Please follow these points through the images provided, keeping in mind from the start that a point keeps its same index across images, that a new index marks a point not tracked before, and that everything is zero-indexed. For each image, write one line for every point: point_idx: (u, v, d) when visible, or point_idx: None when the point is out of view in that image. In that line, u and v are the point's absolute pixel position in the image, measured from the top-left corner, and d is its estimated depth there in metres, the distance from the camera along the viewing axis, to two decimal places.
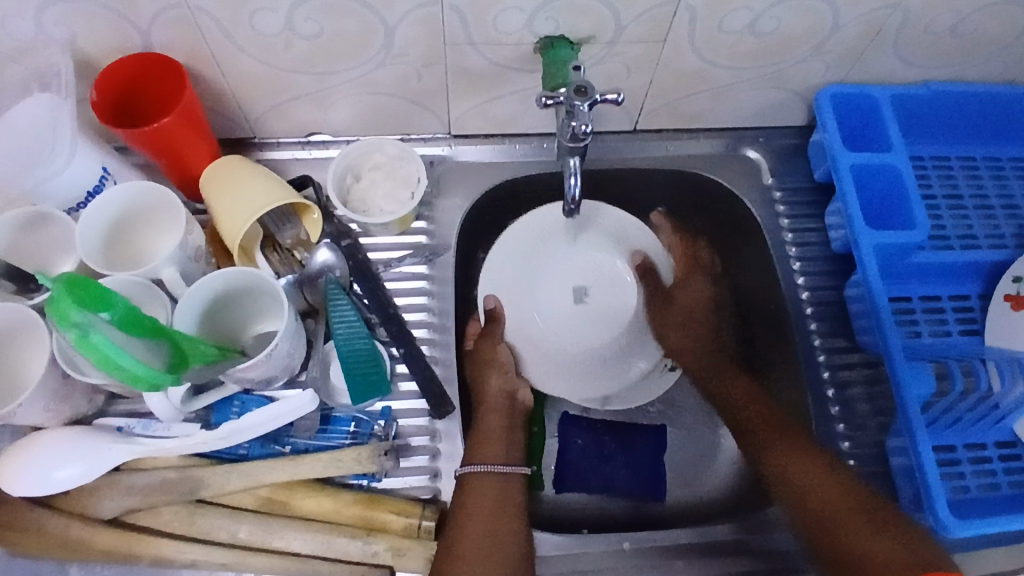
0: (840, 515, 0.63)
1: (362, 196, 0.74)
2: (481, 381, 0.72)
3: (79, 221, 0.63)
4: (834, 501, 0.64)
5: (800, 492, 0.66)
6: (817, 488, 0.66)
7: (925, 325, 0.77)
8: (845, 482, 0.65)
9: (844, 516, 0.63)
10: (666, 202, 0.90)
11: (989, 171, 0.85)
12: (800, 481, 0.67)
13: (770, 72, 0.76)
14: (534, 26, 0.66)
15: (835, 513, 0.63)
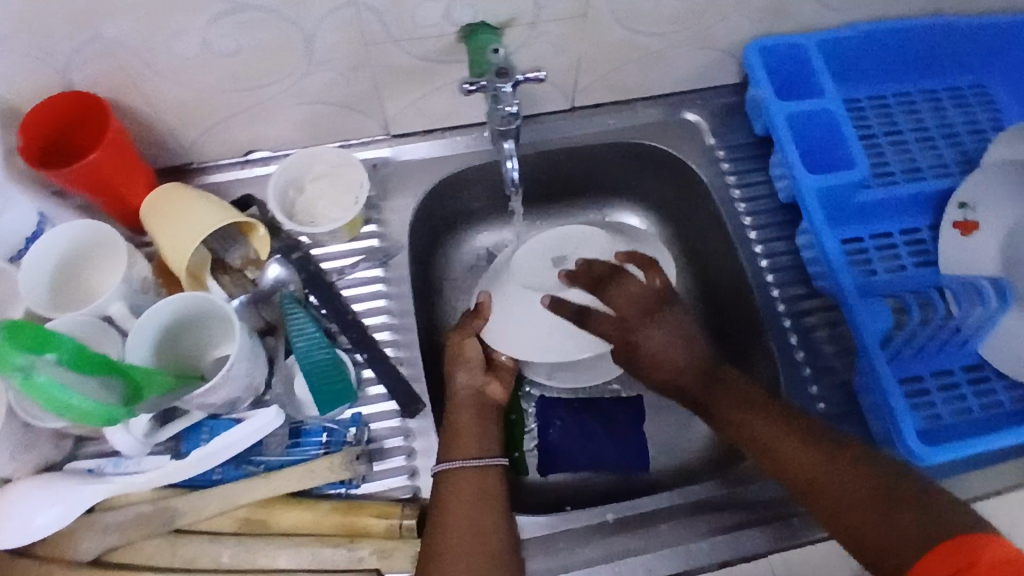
0: (824, 480, 0.60)
1: (308, 208, 0.74)
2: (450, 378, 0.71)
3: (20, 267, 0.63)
4: (814, 465, 0.61)
5: (781, 462, 0.63)
6: (793, 454, 0.63)
7: (880, 263, 0.78)
8: (816, 441, 0.63)
9: (830, 479, 0.60)
10: (615, 175, 0.91)
11: (925, 105, 0.86)
12: (784, 454, 0.63)
13: (696, 34, 0.76)
14: (453, 17, 0.65)
15: (815, 476, 0.61)
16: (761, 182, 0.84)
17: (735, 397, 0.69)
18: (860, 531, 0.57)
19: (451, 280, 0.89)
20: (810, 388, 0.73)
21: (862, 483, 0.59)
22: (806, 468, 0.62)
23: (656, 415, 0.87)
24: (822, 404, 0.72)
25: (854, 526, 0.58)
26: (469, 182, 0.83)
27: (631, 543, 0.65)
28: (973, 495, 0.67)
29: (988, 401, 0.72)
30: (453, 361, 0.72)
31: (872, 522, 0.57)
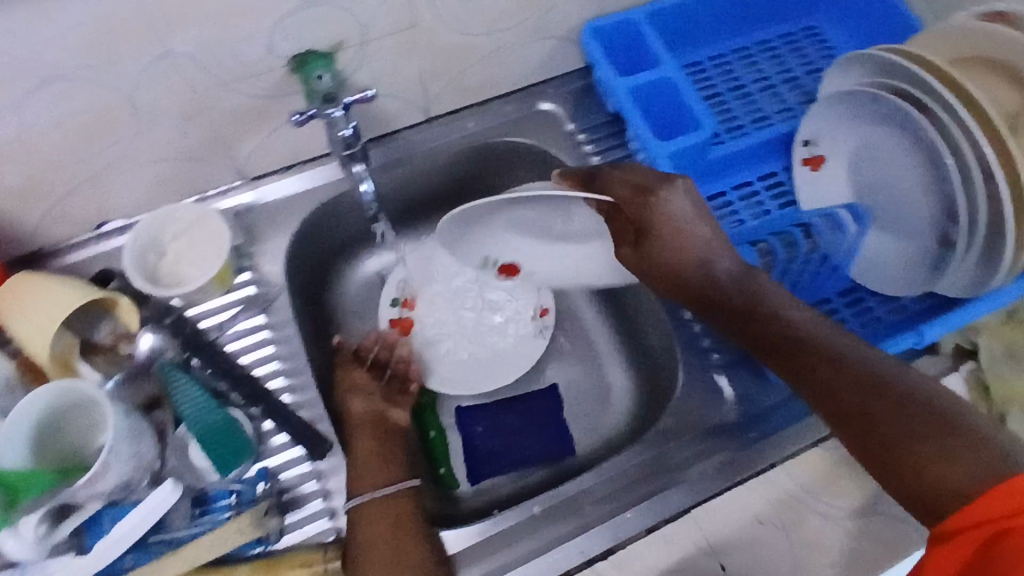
0: (874, 405, 0.55)
1: (173, 269, 0.71)
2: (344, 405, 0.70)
3: None
4: (862, 388, 0.56)
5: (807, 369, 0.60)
6: (819, 361, 0.60)
7: (746, 211, 0.81)
8: (866, 371, 0.57)
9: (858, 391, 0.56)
10: (487, 176, 0.91)
11: (763, 55, 0.90)
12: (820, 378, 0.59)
13: (529, 26, 0.78)
14: (276, 50, 0.65)
15: (869, 403, 0.55)
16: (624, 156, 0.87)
17: (785, 324, 0.65)
18: (885, 446, 0.53)
19: (345, 310, 0.88)
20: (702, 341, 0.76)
21: (911, 422, 0.52)
22: (829, 373, 0.59)
23: (573, 399, 0.87)
24: (717, 355, 0.76)
25: (912, 460, 0.51)
26: (339, 212, 0.82)
27: (560, 530, 0.66)
28: None
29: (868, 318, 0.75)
30: (347, 389, 0.72)
31: (914, 441, 0.51)
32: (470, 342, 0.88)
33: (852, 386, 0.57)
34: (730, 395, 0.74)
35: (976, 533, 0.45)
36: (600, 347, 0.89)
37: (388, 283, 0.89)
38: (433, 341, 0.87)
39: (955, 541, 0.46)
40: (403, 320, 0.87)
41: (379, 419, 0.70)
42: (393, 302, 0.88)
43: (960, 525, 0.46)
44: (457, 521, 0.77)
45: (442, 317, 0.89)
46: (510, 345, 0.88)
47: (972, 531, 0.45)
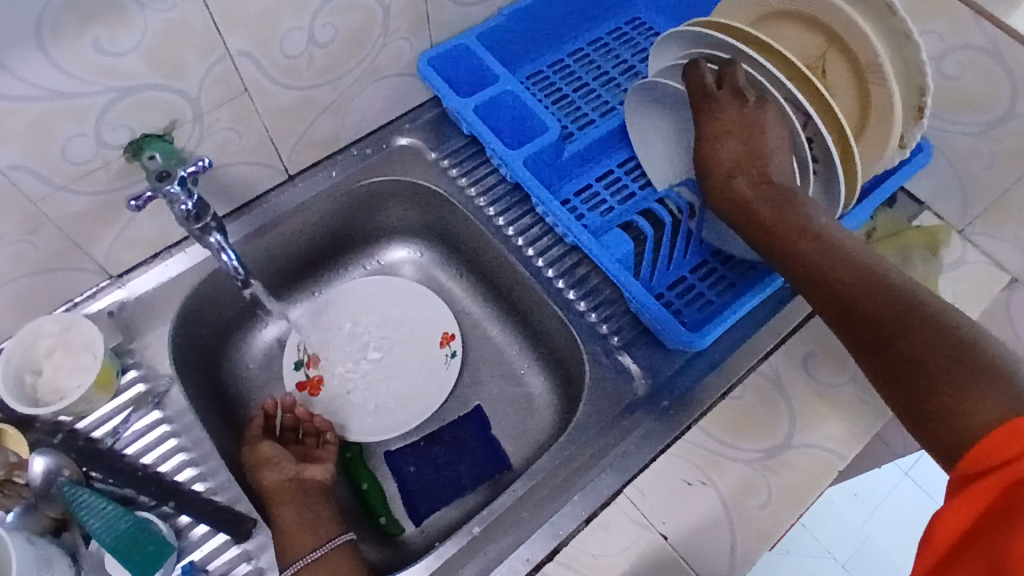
0: (889, 322, 0.50)
1: (52, 385, 0.68)
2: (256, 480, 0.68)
3: None
4: (896, 309, 0.50)
5: (841, 290, 0.54)
6: (862, 282, 0.53)
7: (614, 197, 0.84)
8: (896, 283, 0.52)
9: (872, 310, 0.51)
10: (365, 220, 0.92)
11: (597, 52, 0.95)
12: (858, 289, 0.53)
13: (364, 69, 0.79)
14: (107, 141, 0.64)
15: (878, 314, 0.51)
16: (489, 173, 0.89)
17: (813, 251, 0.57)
18: (910, 357, 0.48)
19: (251, 385, 0.86)
20: (600, 328, 0.78)
21: (930, 340, 0.47)
22: (858, 287, 0.53)
23: (497, 415, 0.87)
24: (615, 338, 0.77)
25: (924, 377, 0.46)
26: (217, 291, 0.80)
27: (503, 543, 0.66)
28: (763, 352, 0.74)
29: (745, 269, 0.79)
30: (256, 464, 0.69)
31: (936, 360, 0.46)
32: (383, 385, 0.88)
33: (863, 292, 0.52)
34: (636, 371, 0.75)
35: (1007, 471, 0.40)
36: (512, 357, 0.90)
37: (290, 346, 0.89)
38: (345, 393, 0.87)
39: (975, 486, 0.41)
40: (312, 379, 0.87)
41: (297, 483, 0.68)
42: (297, 364, 0.88)
43: (977, 469, 0.41)
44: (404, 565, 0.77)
45: (349, 370, 0.88)
46: (423, 377, 0.88)
47: (995, 474, 0.41)
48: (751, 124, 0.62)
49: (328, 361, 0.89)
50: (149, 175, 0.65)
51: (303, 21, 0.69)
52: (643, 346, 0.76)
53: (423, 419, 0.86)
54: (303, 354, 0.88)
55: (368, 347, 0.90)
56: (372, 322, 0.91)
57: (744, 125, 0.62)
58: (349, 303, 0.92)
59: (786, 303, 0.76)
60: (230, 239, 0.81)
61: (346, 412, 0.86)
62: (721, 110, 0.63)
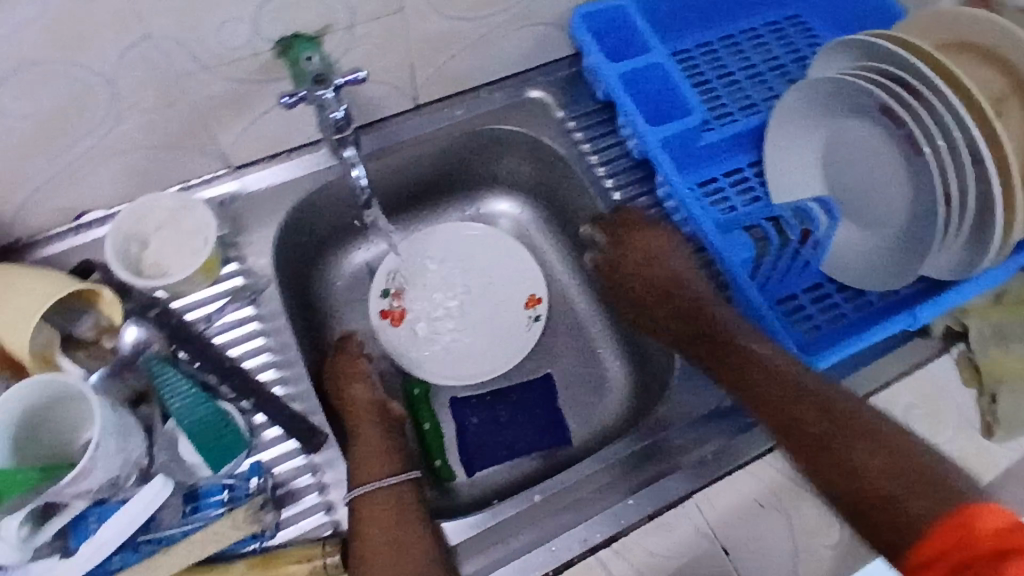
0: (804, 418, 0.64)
1: (155, 260, 0.69)
2: (346, 392, 0.71)
3: None
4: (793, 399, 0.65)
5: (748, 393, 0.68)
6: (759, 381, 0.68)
7: (738, 198, 0.80)
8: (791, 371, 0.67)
9: (795, 410, 0.64)
10: (477, 165, 0.90)
11: (750, 42, 0.90)
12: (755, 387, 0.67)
13: (517, 12, 0.77)
14: (262, 33, 0.63)
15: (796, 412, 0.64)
16: (615, 144, 0.86)
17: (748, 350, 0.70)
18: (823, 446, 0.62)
19: (336, 304, 0.87)
20: (697, 327, 0.76)
21: (829, 421, 0.63)
22: (773, 393, 0.66)
23: (568, 387, 0.86)
24: None
25: (857, 480, 0.59)
26: (325, 202, 0.80)
27: (563, 519, 0.65)
28: (866, 392, 0.70)
29: (859, 302, 0.76)
30: (345, 377, 0.72)
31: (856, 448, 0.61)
32: (463, 333, 0.87)
33: (774, 391, 0.66)
34: None
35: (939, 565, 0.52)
36: (593, 335, 0.89)
37: (379, 274, 0.88)
38: (424, 331, 0.87)
39: None
40: (395, 311, 0.87)
41: (380, 408, 0.70)
42: (384, 293, 0.88)
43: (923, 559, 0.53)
44: (452, 512, 0.76)
45: (431, 311, 0.88)
46: (502, 334, 0.88)
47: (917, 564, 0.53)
48: (657, 264, 0.78)
49: (413, 296, 0.88)
50: (303, 79, 0.64)
51: None
52: None
53: (493, 375, 0.86)
54: (390, 285, 0.88)
55: (456, 292, 0.89)
56: (465, 268, 0.90)
57: (649, 259, 0.79)
58: (446, 244, 0.90)
59: (898, 347, 0.73)
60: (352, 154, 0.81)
61: (421, 352, 0.86)
62: (640, 245, 0.79)
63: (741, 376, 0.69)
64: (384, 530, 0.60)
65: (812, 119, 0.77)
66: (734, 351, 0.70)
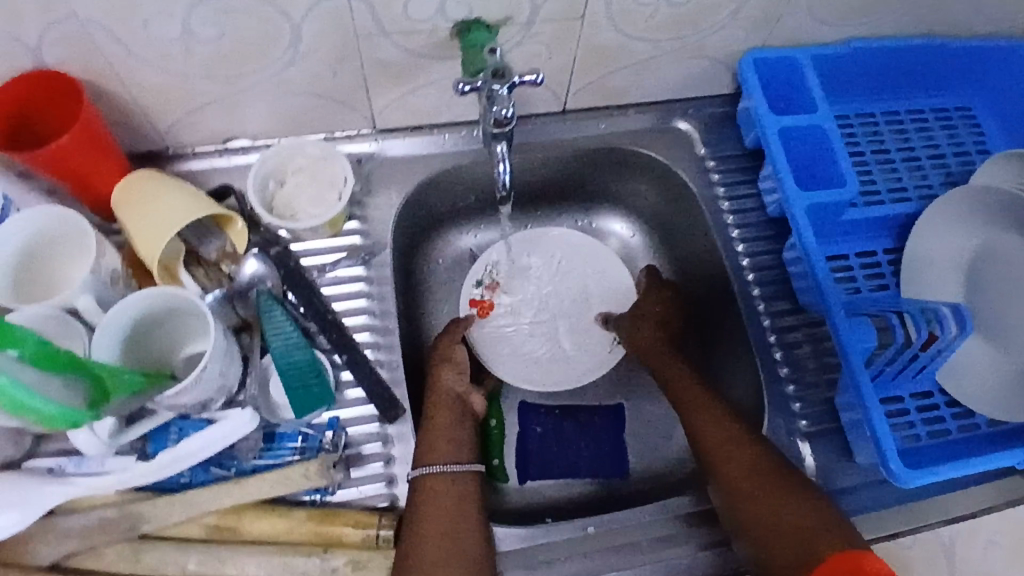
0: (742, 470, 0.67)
1: (287, 201, 0.71)
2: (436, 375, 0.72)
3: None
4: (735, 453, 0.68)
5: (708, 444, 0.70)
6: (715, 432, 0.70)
7: (865, 281, 0.78)
8: (749, 440, 0.68)
9: (748, 484, 0.65)
10: (600, 180, 0.88)
11: (913, 125, 0.86)
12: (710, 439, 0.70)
13: (690, 43, 0.75)
14: (446, 13, 0.63)
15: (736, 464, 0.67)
16: (751, 194, 0.83)
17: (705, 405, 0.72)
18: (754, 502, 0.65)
19: (433, 281, 0.87)
20: (793, 405, 0.73)
21: (780, 493, 0.65)
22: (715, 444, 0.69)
23: (639, 423, 0.84)
24: (804, 421, 0.73)
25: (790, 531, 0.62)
26: (455, 180, 0.81)
27: (614, 559, 0.66)
28: (948, 516, 0.69)
29: (966, 423, 0.73)
30: (441, 360, 0.73)
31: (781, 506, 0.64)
32: (546, 343, 0.86)
33: (740, 465, 0.67)
34: (810, 466, 0.71)
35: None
36: None
37: (478, 265, 0.88)
38: (509, 331, 0.86)
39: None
40: (484, 303, 0.86)
41: (461, 401, 0.71)
42: (476, 283, 0.87)
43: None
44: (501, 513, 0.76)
45: (519, 314, 0.87)
46: (585, 354, 0.86)
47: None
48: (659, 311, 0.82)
49: (507, 292, 0.88)
50: (479, 72, 0.62)
51: None
52: (827, 444, 0.72)
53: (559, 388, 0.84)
54: (484, 276, 0.87)
55: (550, 302, 0.88)
56: (565, 281, 0.89)
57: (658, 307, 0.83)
58: (553, 252, 0.89)
59: (992, 479, 0.71)
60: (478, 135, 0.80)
61: (502, 351, 0.85)
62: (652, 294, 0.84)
63: (705, 444, 0.70)
64: (441, 519, 0.61)
65: (960, 228, 0.76)
66: (701, 414, 0.72)
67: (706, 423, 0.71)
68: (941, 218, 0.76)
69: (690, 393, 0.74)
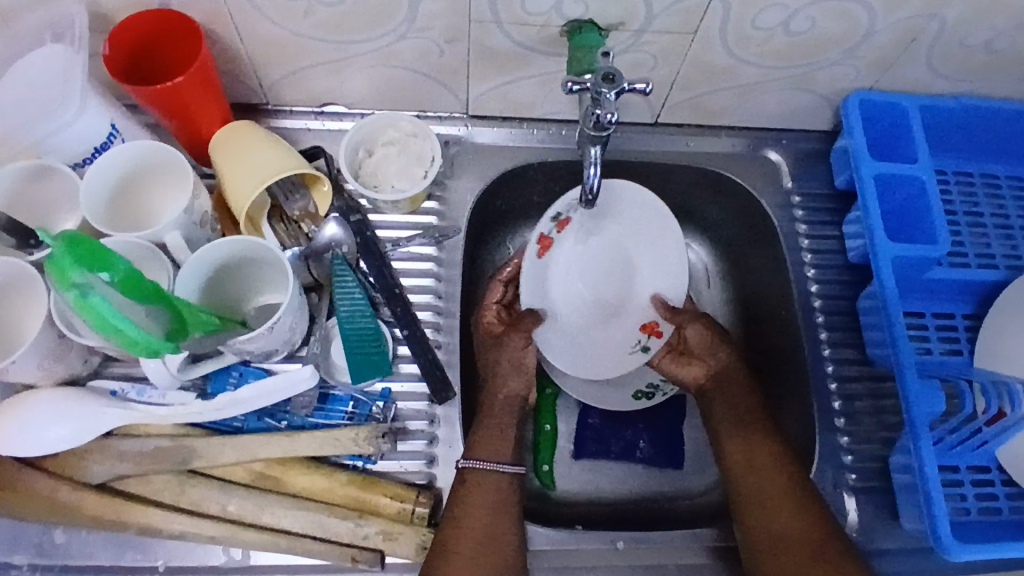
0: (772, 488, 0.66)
1: (373, 170, 0.72)
2: (497, 380, 0.71)
3: (94, 169, 0.62)
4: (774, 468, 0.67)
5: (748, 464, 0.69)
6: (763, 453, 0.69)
7: (937, 342, 0.77)
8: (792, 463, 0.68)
9: (776, 506, 0.66)
10: (675, 198, 0.86)
11: (1011, 193, 0.83)
12: (756, 460, 0.69)
13: (799, 74, 0.73)
14: (563, 9, 0.63)
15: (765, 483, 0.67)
16: (832, 236, 0.81)
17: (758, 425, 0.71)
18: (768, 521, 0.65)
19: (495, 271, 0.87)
20: (844, 457, 0.72)
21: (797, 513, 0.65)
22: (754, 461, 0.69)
23: None
24: (853, 475, 0.71)
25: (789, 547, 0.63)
26: (542, 176, 0.81)
27: None
28: None
29: (1019, 505, 0.70)
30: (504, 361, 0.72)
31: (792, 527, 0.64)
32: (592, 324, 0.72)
33: (772, 492, 0.66)
34: (853, 521, 0.70)
35: None
36: None
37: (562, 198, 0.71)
38: (557, 291, 0.72)
39: None
40: (545, 240, 0.71)
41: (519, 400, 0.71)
42: (549, 215, 0.71)
43: None
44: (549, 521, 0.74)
45: (573, 279, 0.72)
46: (618, 356, 0.73)
47: None
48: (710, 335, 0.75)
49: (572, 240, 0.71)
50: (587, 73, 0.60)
51: (793, 3, 0.63)
52: (873, 501, 0.71)
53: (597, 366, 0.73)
54: (565, 209, 0.71)
55: (612, 286, 0.72)
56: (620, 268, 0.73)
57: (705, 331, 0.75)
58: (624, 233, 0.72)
59: None
60: (564, 134, 0.80)
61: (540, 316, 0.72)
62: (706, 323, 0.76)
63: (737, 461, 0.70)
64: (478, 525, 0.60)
65: None
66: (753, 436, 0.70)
67: (755, 441, 0.70)
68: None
69: (748, 408, 0.72)
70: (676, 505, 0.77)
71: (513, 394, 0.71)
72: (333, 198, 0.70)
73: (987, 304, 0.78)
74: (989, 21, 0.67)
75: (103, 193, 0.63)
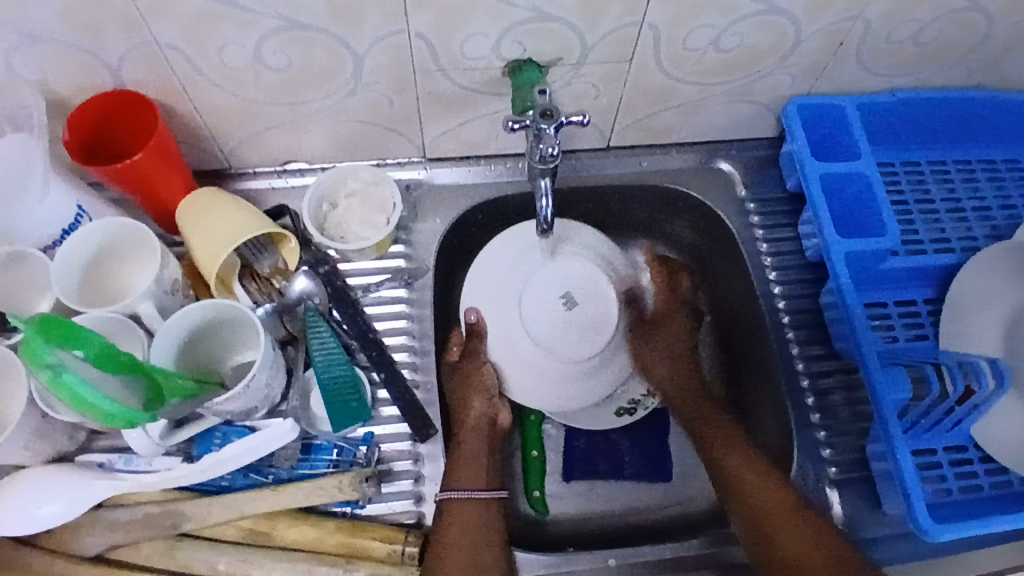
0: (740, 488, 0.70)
1: (338, 221, 0.75)
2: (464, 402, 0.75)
3: (85, 228, 0.64)
4: (738, 470, 0.71)
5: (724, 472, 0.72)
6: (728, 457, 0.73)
7: (902, 330, 0.79)
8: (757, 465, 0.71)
9: (758, 499, 0.69)
10: (641, 214, 0.88)
11: (959, 177, 0.86)
12: (724, 463, 0.72)
13: (738, 87, 0.76)
14: (501, 51, 0.66)
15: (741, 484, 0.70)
16: (790, 237, 0.84)
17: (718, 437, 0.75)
18: (752, 514, 0.69)
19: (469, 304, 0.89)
20: (822, 451, 0.74)
21: (776, 499, 0.68)
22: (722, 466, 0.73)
23: None
24: (833, 468, 0.73)
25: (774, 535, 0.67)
26: (505, 208, 0.83)
27: None
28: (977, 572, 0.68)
29: (998, 479, 0.72)
30: (468, 386, 0.75)
31: (777, 518, 0.67)
32: (562, 362, 0.74)
33: (780, 501, 0.68)
34: (837, 513, 0.71)
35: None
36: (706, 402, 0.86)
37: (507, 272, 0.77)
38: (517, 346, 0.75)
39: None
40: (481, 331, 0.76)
41: (489, 425, 0.74)
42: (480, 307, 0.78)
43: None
44: (543, 547, 0.75)
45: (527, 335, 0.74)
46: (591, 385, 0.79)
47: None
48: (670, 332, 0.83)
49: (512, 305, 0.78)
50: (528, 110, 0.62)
51: (719, 23, 0.67)
52: (856, 492, 0.72)
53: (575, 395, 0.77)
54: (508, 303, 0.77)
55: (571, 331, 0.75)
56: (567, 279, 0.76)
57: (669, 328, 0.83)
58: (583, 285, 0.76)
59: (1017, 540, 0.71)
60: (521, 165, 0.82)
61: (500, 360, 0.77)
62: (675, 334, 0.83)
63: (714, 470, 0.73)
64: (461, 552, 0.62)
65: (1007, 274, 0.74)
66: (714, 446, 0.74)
67: (740, 457, 0.72)
68: (978, 270, 0.75)
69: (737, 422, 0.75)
70: (667, 516, 0.79)
71: (481, 417, 0.75)
72: (301, 252, 0.72)
73: (946, 287, 0.80)
74: (911, 17, 0.70)
75: (83, 255, 0.66)
